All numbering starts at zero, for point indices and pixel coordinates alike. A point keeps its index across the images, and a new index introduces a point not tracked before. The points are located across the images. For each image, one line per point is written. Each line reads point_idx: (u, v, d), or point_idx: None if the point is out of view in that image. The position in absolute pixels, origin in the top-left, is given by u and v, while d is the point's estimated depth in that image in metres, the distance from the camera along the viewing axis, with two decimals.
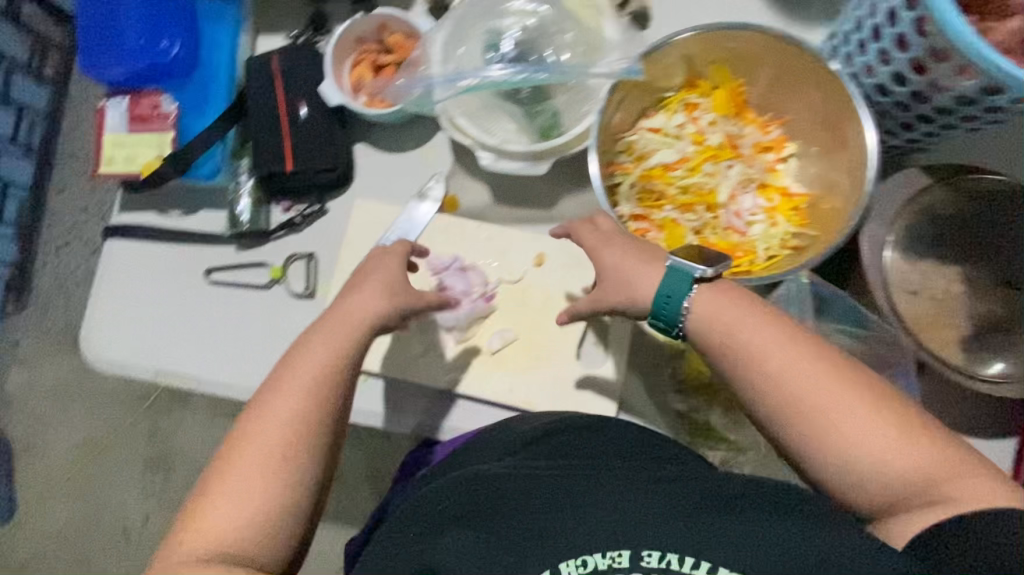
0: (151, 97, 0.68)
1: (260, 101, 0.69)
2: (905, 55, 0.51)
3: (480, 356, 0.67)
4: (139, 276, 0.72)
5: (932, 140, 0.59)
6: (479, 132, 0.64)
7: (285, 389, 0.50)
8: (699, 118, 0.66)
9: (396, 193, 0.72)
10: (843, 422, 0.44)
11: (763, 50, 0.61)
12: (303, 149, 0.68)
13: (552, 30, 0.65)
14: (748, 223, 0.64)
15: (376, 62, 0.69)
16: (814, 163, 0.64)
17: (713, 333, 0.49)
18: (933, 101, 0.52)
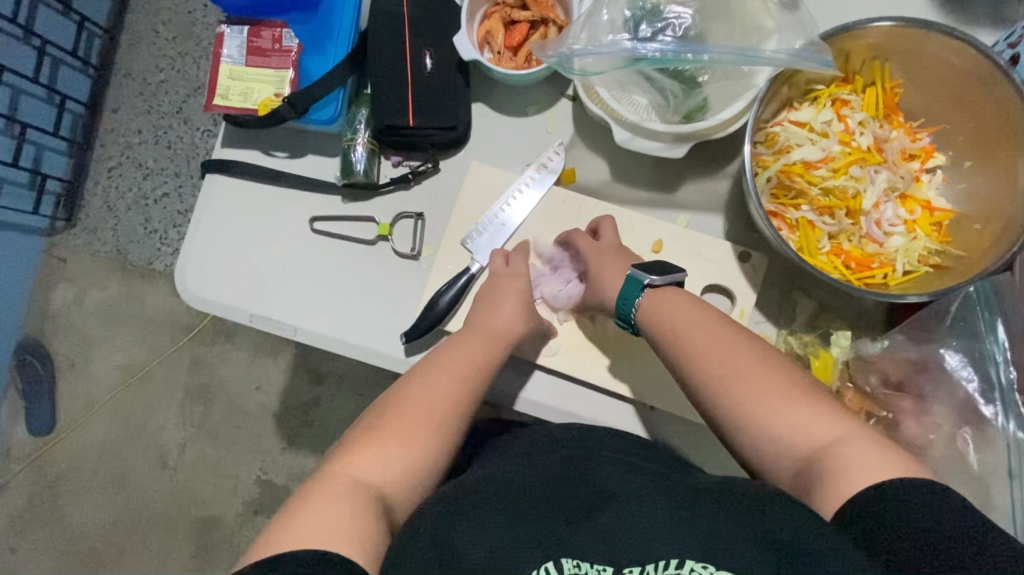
0: (272, 29, 0.65)
1: (383, 46, 0.65)
2: None
3: (586, 338, 0.66)
4: (241, 217, 0.70)
5: None
6: (617, 107, 0.61)
7: (450, 367, 0.55)
8: (848, 117, 0.62)
9: (514, 160, 0.69)
10: (768, 410, 0.47)
11: (939, 52, 0.56)
12: (425, 103, 0.65)
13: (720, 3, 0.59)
14: (887, 233, 0.61)
15: (509, 17, 0.65)
16: (964, 178, 0.61)
17: (659, 325, 0.54)
18: None
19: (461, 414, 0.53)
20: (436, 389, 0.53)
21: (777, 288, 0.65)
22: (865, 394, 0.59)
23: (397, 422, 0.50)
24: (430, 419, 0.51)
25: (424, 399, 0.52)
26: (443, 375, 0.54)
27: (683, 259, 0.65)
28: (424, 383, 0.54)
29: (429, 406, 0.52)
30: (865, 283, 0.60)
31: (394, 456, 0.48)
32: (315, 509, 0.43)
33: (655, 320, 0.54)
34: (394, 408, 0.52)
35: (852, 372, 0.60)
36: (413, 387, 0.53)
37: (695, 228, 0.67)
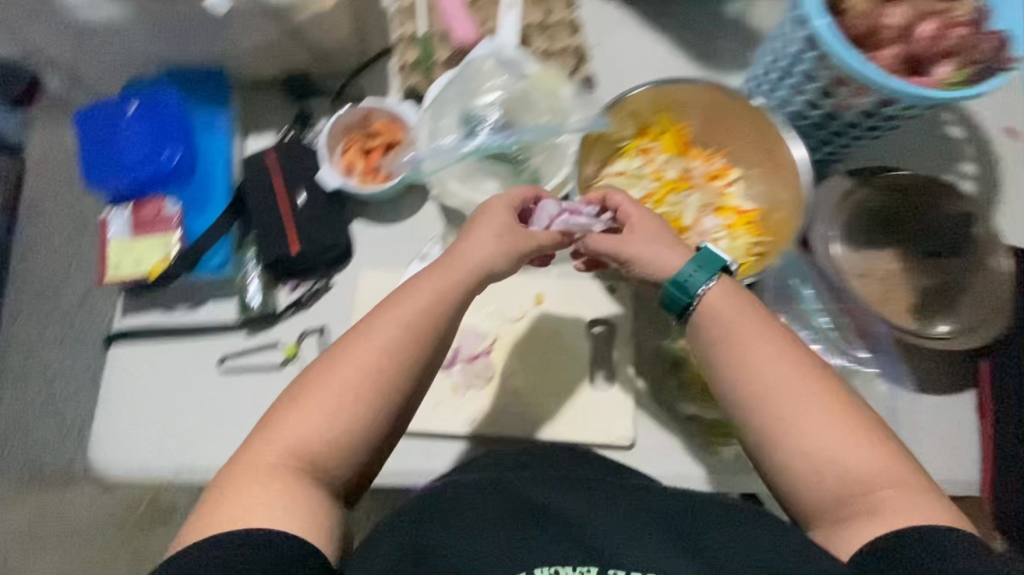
0: (154, 203, 0.72)
1: (260, 193, 0.74)
2: (815, 85, 0.62)
3: (500, 397, 0.71)
4: (153, 376, 0.73)
5: (847, 150, 0.71)
6: (469, 194, 0.71)
7: (378, 326, 0.53)
8: (654, 160, 0.76)
9: (398, 260, 0.77)
10: (811, 440, 0.49)
11: (699, 97, 0.73)
12: (306, 230, 0.73)
13: (524, 99, 0.73)
14: (714, 240, 0.73)
15: (364, 146, 0.76)
16: (757, 181, 0.74)
17: (715, 337, 0.54)
18: (842, 118, 0.64)
19: (397, 370, 0.52)
20: (368, 349, 0.52)
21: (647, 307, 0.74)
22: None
23: (331, 392, 0.51)
24: (358, 384, 0.51)
25: (355, 364, 0.52)
26: (377, 339, 0.52)
27: (564, 304, 0.75)
28: (351, 345, 0.53)
29: (350, 372, 0.51)
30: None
31: (322, 421, 0.50)
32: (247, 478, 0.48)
33: (714, 322, 0.55)
34: (320, 384, 0.51)
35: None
36: (343, 354, 0.52)
37: (568, 276, 0.76)
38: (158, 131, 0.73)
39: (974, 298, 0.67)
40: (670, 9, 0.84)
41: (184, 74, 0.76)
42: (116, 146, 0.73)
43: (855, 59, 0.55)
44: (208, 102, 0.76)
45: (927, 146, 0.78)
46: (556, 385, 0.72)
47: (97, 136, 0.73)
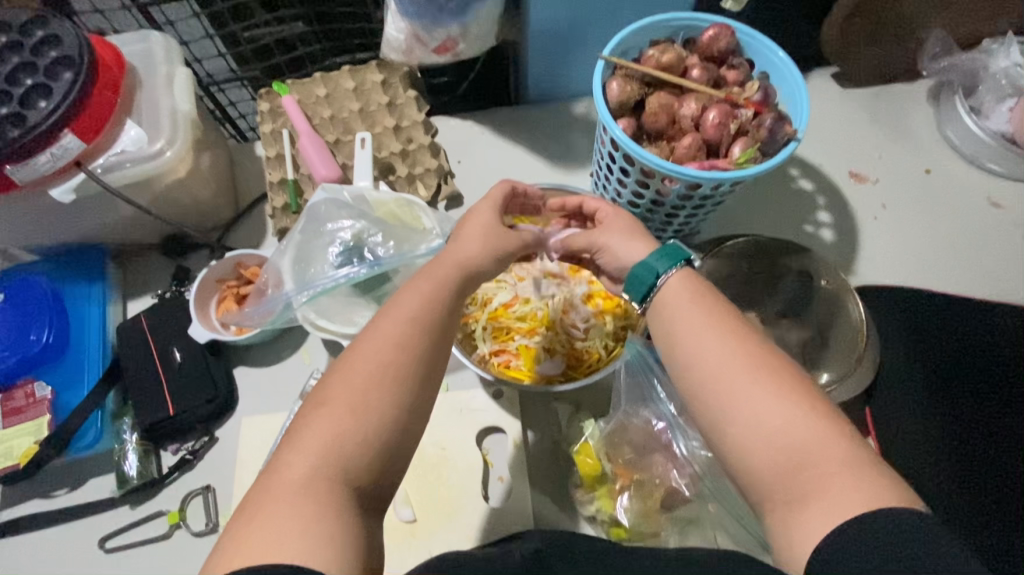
0: (25, 386, 0.68)
1: (135, 358, 0.69)
2: (631, 180, 0.63)
3: (398, 524, 0.64)
4: (20, 558, 0.66)
5: (692, 225, 0.69)
6: (340, 325, 0.68)
7: (401, 315, 0.46)
8: (531, 302, 0.70)
9: (284, 403, 0.72)
10: (743, 411, 0.41)
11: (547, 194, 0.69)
12: (182, 389, 0.68)
13: (374, 232, 0.69)
14: (585, 331, 0.68)
15: (240, 293, 0.72)
16: None
17: (663, 307, 0.48)
18: (667, 203, 0.64)
19: (422, 355, 0.45)
20: (410, 308, 0.46)
21: (533, 411, 0.70)
22: (624, 464, 0.64)
23: (365, 362, 0.43)
24: (404, 362, 0.44)
25: (376, 355, 0.44)
26: (403, 310, 0.46)
27: (451, 420, 0.68)
28: (362, 349, 0.44)
29: (383, 356, 0.44)
30: (585, 374, 0.67)
31: (353, 409, 0.41)
32: (340, 413, 0.41)
33: (665, 309, 0.48)
34: (348, 359, 0.44)
35: (609, 454, 0.65)
36: (366, 339, 0.45)
37: (456, 388, 0.71)
38: (27, 316, 0.70)
39: (833, 349, 0.65)
40: (520, 118, 0.87)
41: (70, 257, 0.75)
42: None
43: (652, 158, 0.56)
44: (90, 279, 0.75)
45: (771, 207, 0.80)
46: (452, 491, 0.66)
47: None
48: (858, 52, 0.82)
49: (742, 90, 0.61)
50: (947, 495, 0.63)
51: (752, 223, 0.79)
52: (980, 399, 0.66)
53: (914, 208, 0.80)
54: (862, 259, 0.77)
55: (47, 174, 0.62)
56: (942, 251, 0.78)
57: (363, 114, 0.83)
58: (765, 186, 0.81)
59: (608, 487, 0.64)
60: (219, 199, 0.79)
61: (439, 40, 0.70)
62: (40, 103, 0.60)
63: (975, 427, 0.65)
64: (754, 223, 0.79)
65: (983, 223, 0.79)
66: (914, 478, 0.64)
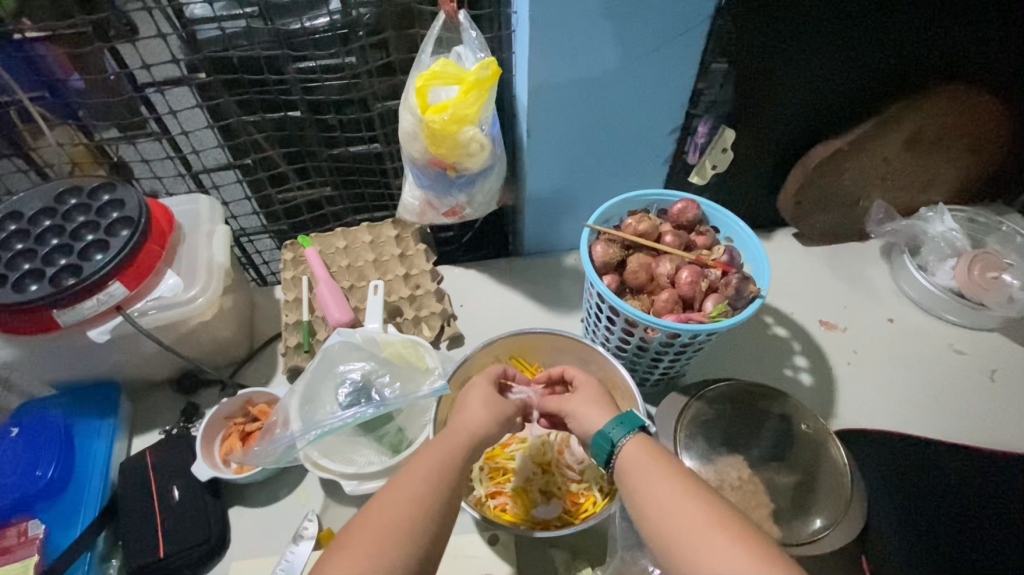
0: (18, 525, 0.69)
1: (133, 495, 0.69)
2: (617, 328, 0.69)
3: None
4: None
5: (675, 370, 0.74)
6: (340, 465, 0.69)
7: (411, 473, 0.50)
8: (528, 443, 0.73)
9: (276, 545, 0.71)
10: (711, 567, 0.43)
11: (536, 340, 0.77)
12: (175, 529, 0.68)
13: (381, 373, 0.74)
14: (580, 472, 0.71)
15: (245, 430, 0.75)
16: None
17: (629, 471, 0.51)
18: (651, 349, 0.70)
19: (433, 513, 0.48)
20: (425, 468, 0.50)
21: (530, 560, 0.68)
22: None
23: (383, 515, 0.47)
24: (415, 518, 0.47)
25: (390, 510, 0.47)
26: (418, 470, 0.50)
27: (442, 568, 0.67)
28: (377, 505, 0.48)
29: (394, 511, 0.47)
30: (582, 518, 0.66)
31: (362, 567, 0.44)
32: (356, 563, 0.44)
33: (625, 473, 0.52)
34: (365, 514, 0.47)
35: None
36: (381, 493, 0.48)
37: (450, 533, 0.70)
38: (37, 449, 0.72)
39: (822, 495, 0.66)
40: (517, 267, 0.97)
41: (84, 390, 0.78)
42: None
43: (633, 310, 0.63)
44: (101, 413, 0.77)
45: (752, 354, 0.86)
46: None
47: None
48: (815, 217, 0.93)
49: (709, 253, 0.70)
50: None
51: (733, 365, 0.85)
52: None
53: (881, 354, 0.86)
54: (839, 402, 0.82)
55: (89, 317, 0.69)
56: (915, 396, 0.83)
57: (377, 264, 0.92)
58: (743, 331, 0.88)
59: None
60: (238, 339, 0.85)
61: (448, 206, 0.80)
62: (95, 257, 0.69)
63: None
64: (735, 366, 0.85)
65: (951, 369, 0.85)
66: None
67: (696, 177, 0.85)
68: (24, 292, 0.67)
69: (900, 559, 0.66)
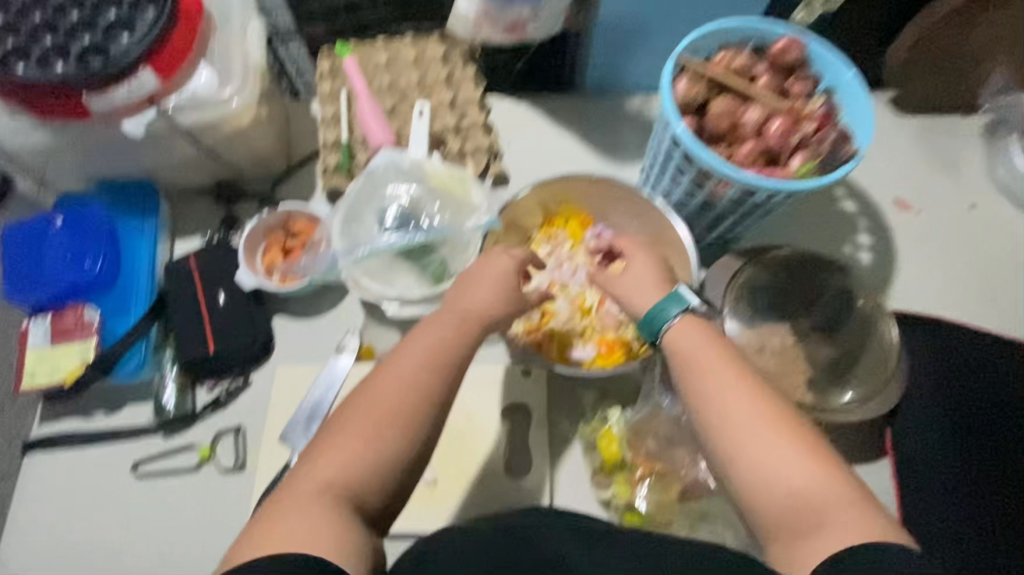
0: (74, 310, 0.70)
1: (181, 295, 0.71)
2: (687, 179, 0.63)
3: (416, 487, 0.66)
4: (59, 479, 0.68)
5: (735, 233, 0.70)
6: (381, 288, 0.69)
7: (407, 354, 0.49)
8: (571, 290, 0.72)
9: (319, 355, 0.74)
10: (757, 449, 0.45)
11: (590, 187, 0.72)
12: (223, 329, 0.70)
13: (427, 202, 0.72)
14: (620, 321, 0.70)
15: (285, 245, 0.74)
16: None
17: (679, 350, 0.52)
18: (718, 207, 0.64)
19: (430, 394, 0.47)
20: (425, 347, 0.49)
21: (560, 397, 0.70)
22: (645, 457, 0.64)
23: (380, 402, 0.46)
24: (412, 397, 0.47)
25: (388, 389, 0.47)
26: (418, 349, 0.49)
27: (476, 393, 0.70)
28: (375, 381, 0.47)
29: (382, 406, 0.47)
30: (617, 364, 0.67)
31: (356, 444, 0.45)
32: (355, 436, 0.45)
33: (675, 352, 0.52)
34: (370, 385, 0.48)
35: (632, 442, 0.65)
36: (380, 370, 0.48)
37: (484, 363, 0.72)
38: (82, 239, 0.72)
39: (862, 370, 0.65)
40: (574, 106, 0.88)
41: (124, 189, 0.76)
42: (39, 260, 0.71)
43: (711, 159, 0.57)
44: (143, 213, 0.76)
45: (814, 226, 0.81)
46: (473, 457, 0.67)
47: (17, 244, 0.72)
48: (923, 80, 0.81)
49: (805, 104, 0.62)
50: (963, 515, 0.65)
51: (792, 235, 0.80)
52: (994, 437, 0.67)
53: (954, 241, 0.81)
54: (895, 285, 0.78)
55: (120, 107, 0.64)
56: (977, 288, 0.79)
57: (422, 85, 0.84)
58: (809, 201, 0.82)
59: (626, 474, 0.64)
60: (275, 153, 0.80)
61: (510, 20, 0.70)
62: (122, 39, 0.62)
63: (988, 456, 0.67)
64: (794, 236, 0.80)
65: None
66: (927, 510, 0.66)
67: (800, 13, 0.73)
68: (49, 70, 0.61)
69: (919, 438, 0.68)
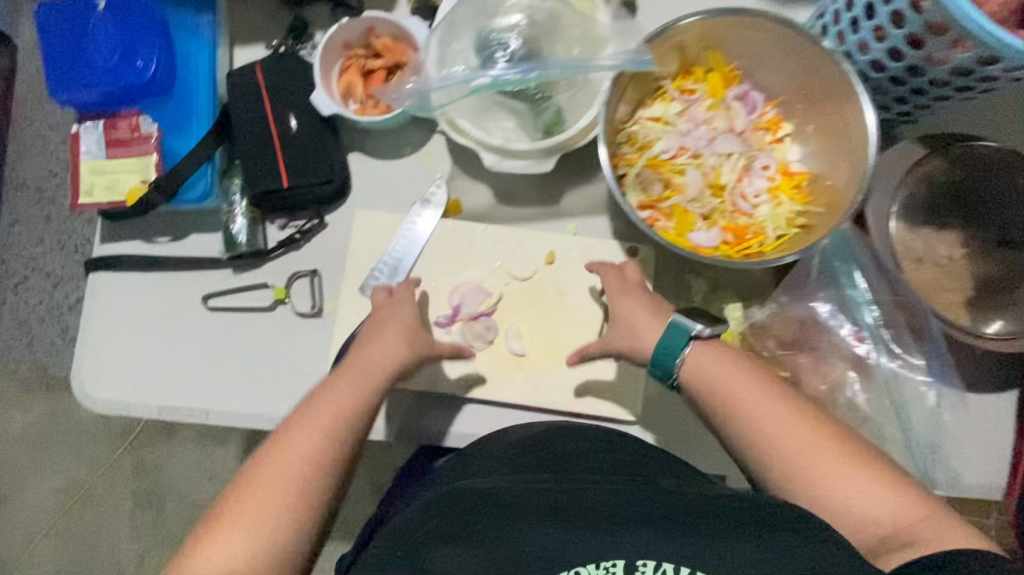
0: (128, 118, 0.60)
1: (246, 114, 0.62)
2: (900, 32, 0.48)
3: (503, 358, 0.62)
4: (126, 301, 0.64)
5: (925, 111, 0.57)
6: (480, 133, 0.58)
7: (306, 424, 0.48)
8: (703, 160, 0.60)
9: (400, 202, 0.65)
10: (829, 480, 0.45)
11: (751, 33, 0.58)
12: (296, 161, 0.62)
13: (557, 29, 0.58)
14: (753, 204, 0.60)
15: (366, 67, 0.63)
16: (812, 141, 0.61)
17: (704, 384, 0.51)
18: (927, 75, 0.50)
19: (328, 465, 0.47)
20: (327, 415, 0.49)
21: (669, 281, 0.63)
22: (764, 359, 0.57)
23: (281, 477, 0.45)
24: (308, 471, 0.46)
25: (285, 464, 0.46)
26: (317, 417, 0.49)
27: (575, 266, 0.63)
28: (273, 455, 0.47)
29: (289, 470, 0.46)
30: (746, 256, 0.58)
31: (245, 537, 0.43)
32: (246, 525, 0.44)
33: (703, 383, 0.51)
34: (263, 460, 0.46)
35: (749, 340, 0.58)
36: (278, 441, 0.47)
37: (583, 234, 0.64)
38: (130, 32, 0.60)
39: None
40: None
41: None
42: (83, 50, 0.59)
43: (966, 7, 0.42)
44: (197, 9, 0.64)
45: None
46: (566, 333, 0.62)
47: (56, 28, 0.60)
48: None
49: None
50: None
51: None
52: None
53: None
54: None
55: None
56: None
57: None
58: None
59: None
60: None
61: None
62: None
63: None
64: None
65: None
66: None
67: None
68: None
69: None
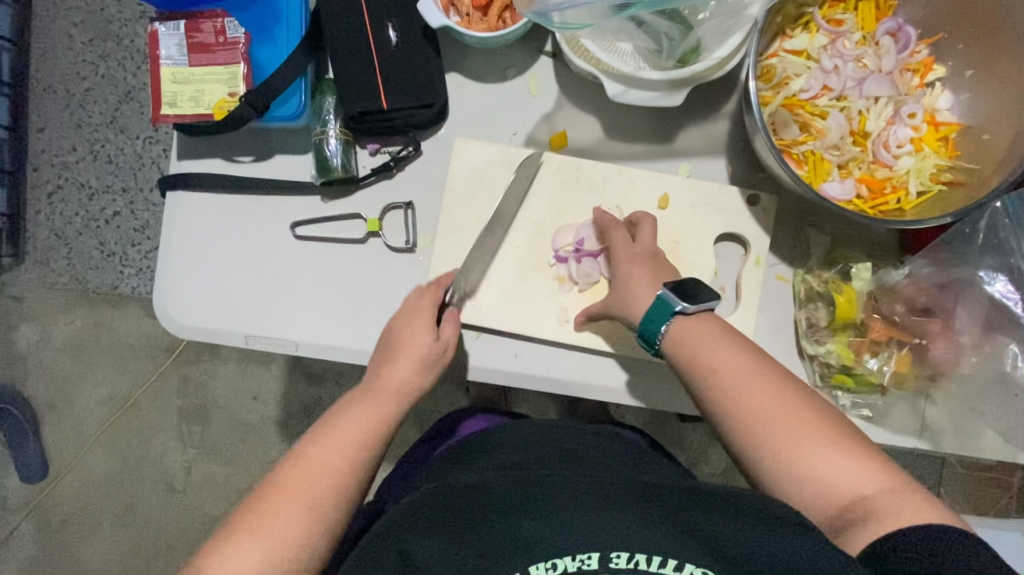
0: (212, 19, 0.55)
1: (343, 24, 0.56)
2: None
3: None
4: (210, 222, 0.60)
5: None
6: (608, 58, 0.53)
7: (335, 432, 0.47)
8: (845, 104, 0.55)
9: (502, 131, 0.60)
10: (804, 449, 0.42)
11: None
12: (397, 79, 0.57)
13: None
14: (895, 155, 0.55)
15: None
16: (967, 88, 0.55)
17: (685, 349, 0.48)
18: None
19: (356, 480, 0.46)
20: (355, 431, 0.48)
21: (791, 234, 0.59)
22: (894, 323, 0.56)
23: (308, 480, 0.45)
24: (336, 480, 0.45)
25: (316, 470, 0.45)
26: (348, 431, 0.48)
27: (691, 213, 0.59)
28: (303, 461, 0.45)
29: (318, 480, 0.45)
30: (884, 213, 0.54)
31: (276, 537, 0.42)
32: (276, 531, 0.42)
33: (680, 348, 0.49)
34: (294, 464, 0.45)
35: (877, 301, 0.56)
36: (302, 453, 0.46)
37: (699, 177, 0.60)
38: None
39: None
40: None
41: None
42: None
43: None
44: None
45: None
46: None
47: None
48: None
49: None
50: None
51: None
52: None
53: None
54: None
55: None
56: None
57: None
58: None
59: (851, 334, 0.56)
60: None
61: None
62: None
63: None
64: None
65: None
66: None
67: None
68: None
69: None
